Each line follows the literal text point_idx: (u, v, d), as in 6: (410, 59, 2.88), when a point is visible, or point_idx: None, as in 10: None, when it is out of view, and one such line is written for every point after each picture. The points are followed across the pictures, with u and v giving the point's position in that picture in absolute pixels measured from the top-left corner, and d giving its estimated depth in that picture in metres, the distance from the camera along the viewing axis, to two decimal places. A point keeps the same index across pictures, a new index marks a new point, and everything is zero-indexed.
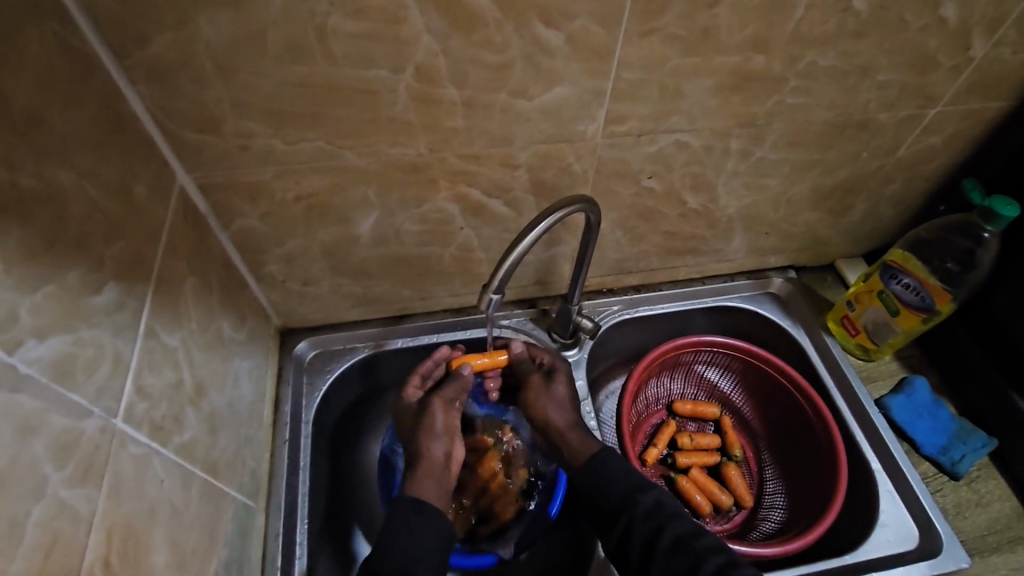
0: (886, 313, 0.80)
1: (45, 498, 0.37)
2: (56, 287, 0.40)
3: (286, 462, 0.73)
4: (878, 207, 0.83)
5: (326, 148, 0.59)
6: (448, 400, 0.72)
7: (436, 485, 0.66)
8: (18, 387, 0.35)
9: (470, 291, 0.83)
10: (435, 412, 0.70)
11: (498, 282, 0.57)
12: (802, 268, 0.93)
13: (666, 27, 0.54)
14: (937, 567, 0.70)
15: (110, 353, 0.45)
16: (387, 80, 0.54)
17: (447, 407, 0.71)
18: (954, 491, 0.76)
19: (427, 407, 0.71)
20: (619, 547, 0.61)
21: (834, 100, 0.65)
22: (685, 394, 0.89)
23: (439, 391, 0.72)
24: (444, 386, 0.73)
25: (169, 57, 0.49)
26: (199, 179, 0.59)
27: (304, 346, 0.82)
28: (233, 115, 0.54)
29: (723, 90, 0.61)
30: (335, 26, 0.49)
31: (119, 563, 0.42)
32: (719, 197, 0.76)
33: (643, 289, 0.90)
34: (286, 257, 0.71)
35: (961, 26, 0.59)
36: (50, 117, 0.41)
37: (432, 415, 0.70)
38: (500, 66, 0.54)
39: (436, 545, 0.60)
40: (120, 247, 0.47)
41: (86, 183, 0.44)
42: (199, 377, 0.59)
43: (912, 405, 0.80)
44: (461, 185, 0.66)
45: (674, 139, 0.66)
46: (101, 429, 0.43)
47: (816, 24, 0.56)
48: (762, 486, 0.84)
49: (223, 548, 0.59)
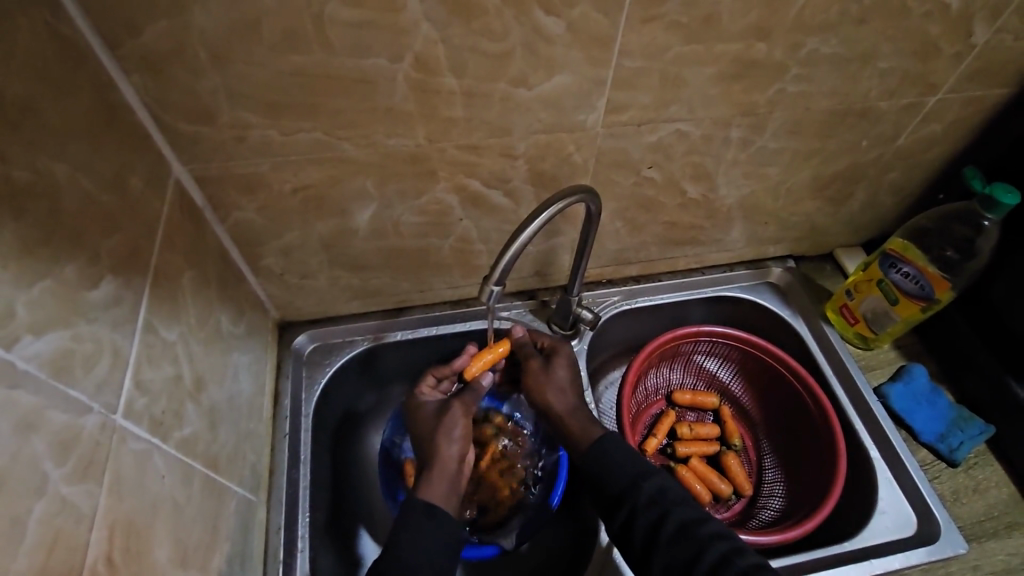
0: (886, 302, 0.81)
1: (46, 495, 0.36)
2: (52, 282, 0.39)
3: (286, 455, 0.73)
4: (878, 196, 0.83)
5: (322, 139, 0.58)
6: (468, 404, 0.71)
7: (448, 487, 0.65)
8: (16, 383, 0.35)
9: (469, 283, 0.82)
10: (456, 415, 0.70)
11: (499, 274, 0.56)
12: (801, 258, 0.93)
13: (668, 14, 0.53)
14: (935, 553, 0.70)
15: (108, 347, 0.44)
16: (385, 69, 0.53)
17: (467, 411, 0.71)
18: (952, 478, 0.76)
19: (449, 408, 0.70)
20: (623, 530, 0.61)
21: (834, 88, 0.65)
22: (684, 384, 0.89)
23: (461, 394, 0.72)
24: (466, 390, 0.72)
25: (162, 47, 0.48)
26: (194, 171, 0.58)
27: (304, 339, 0.81)
28: (229, 105, 0.53)
29: (725, 78, 0.61)
30: (332, 14, 0.48)
31: (122, 559, 0.42)
32: (720, 187, 0.75)
33: (643, 280, 0.89)
34: (284, 250, 0.70)
35: (964, 13, 0.59)
36: (42, 107, 0.40)
37: (453, 416, 0.69)
38: (499, 54, 0.54)
39: (449, 543, 0.60)
40: (117, 240, 0.47)
41: (80, 175, 0.43)
42: (198, 370, 0.58)
43: (911, 392, 0.80)
44: (460, 176, 0.65)
45: (674, 129, 0.65)
46: (101, 425, 0.42)
47: (818, 11, 0.56)
48: (762, 475, 0.84)
49: (225, 542, 0.59)
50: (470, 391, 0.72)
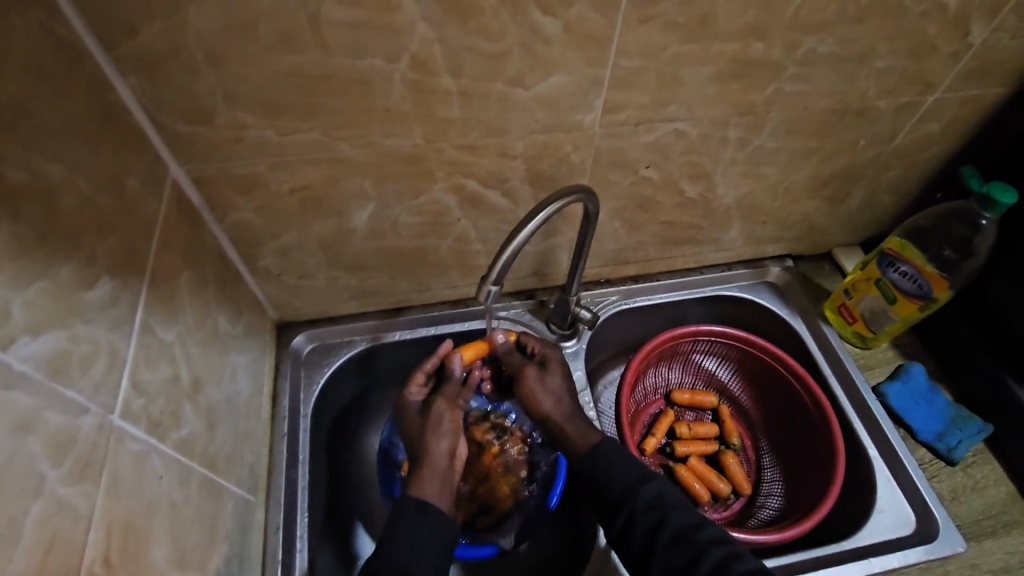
0: (884, 302, 0.81)
1: (44, 496, 0.36)
2: (49, 283, 0.39)
3: (285, 455, 0.73)
4: (876, 195, 0.83)
5: (320, 139, 0.58)
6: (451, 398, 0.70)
7: (440, 485, 0.65)
8: (13, 385, 0.35)
9: (468, 283, 0.82)
10: (441, 411, 0.69)
11: (496, 274, 0.56)
12: (799, 257, 0.93)
13: (664, 13, 0.53)
14: (933, 552, 0.70)
15: (106, 348, 0.44)
16: (381, 69, 0.53)
17: (451, 405, 0.70)
18: (950, 477, 0.76)
19: (433, 407, 0.69)
20: (621, 536, 0.61)
21: (832, 87, 0.65)
22: (683, 383, 0.89)
23: (442, 391, 0.70)
24: (444, 384, 0.71)
25: (158, 48, 0.48)
26: (192, 172, 0.59)
27: (302, 339, 0.81)
28: (226, 106, 0.53)
29: (723, 77, 0.61)
30: (328, 14, 0.48)
31: (119, 560, 0.42)
32: (717, 186, 0.75)
33: (641, 280, 0.89)
34: (282, 250, 0.70)
35: (961, 12, 0.59)
36: (37, 108, 0.40)
37: (439, 413, 0.68)
38: (496, 54, 0.54)
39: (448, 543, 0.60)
40: (114, 241, 0.47)
41: (76, 176, 0.43)
42: (196, 371, 0.58)
43: (909, 391, 0.80)
44: (458, 176, 0.65)
45: (672, 128, 0.65)
46: (98, 426, 0.42)
47: (815, 10, 0.56)
48: (761, 474, 0.85)
49: (223, 543, 0.59)
50: (450, 384, 0.71)
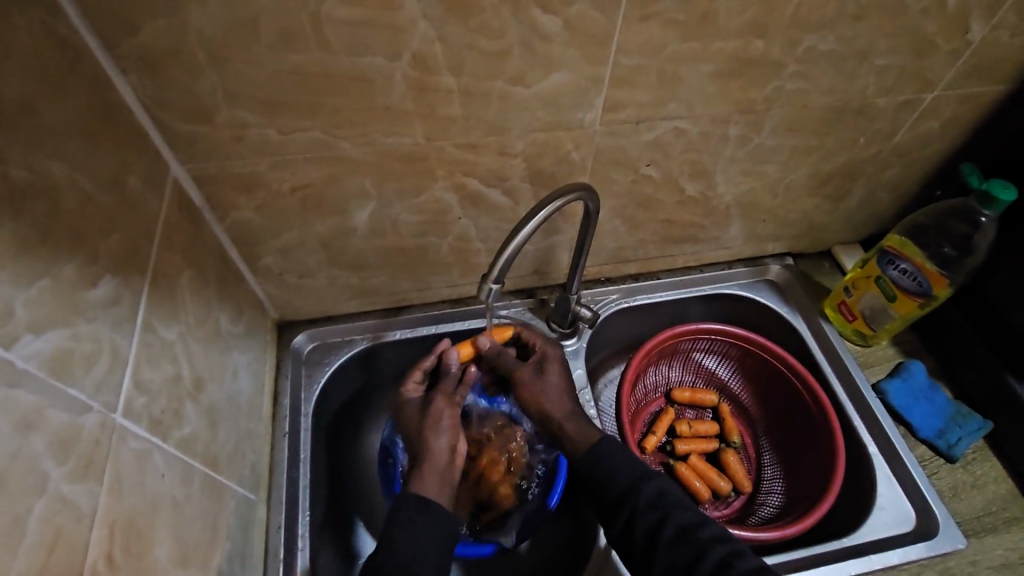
0: (883, 299, 0.81)
1: (47, 493, 0.36)
2: (51, 281, 0.39)
3: (286, 454, 0.73)
4: (876, 193, 0.83)
5: (320, 138, 0.58)
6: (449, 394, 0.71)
7: (440, 481, 0.65)
8: (16, 382, 0.35)
9: (468, 282, 0.82)
10: (440, 407, 0.69)
11: (497, 272, 0.56)
12: (799, 255, 0.93)
13: (665, 11, 0.54)
14: (934, 549, 0.70)
15: (108, 346, 0.44)
16: (382, 68, 0.53)
17: (450, 401, 0.71)
18: (951, 474, 0.77)
19: (431, 403, 0.70)
20: (623, 534, 0.61)
21: (832, 85, 0.65)
22: (683, 382, 0.90)
23: (439, 386, 0.72)
24: (443, 379, 0.72)
25: (160, 46, 0.48)
26: (193, 171, 0.59)
27: (303, 338, 0.81)
28: (227, 104, 0.53)
29: (723, 76, 0.61)
30: (329, 12, 0.48)
31: (122, 557, 0.42)
32: (718, 184, 0.75)
33: (641, 278, 0.89)
34: (282, 249, 0.70)
35: (960, 10, 0.59)
36: (39, 106, 0.40)
37: (438, 410, 0.69)
38: (497, 53, 0.54)
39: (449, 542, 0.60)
40: (116, 240, 0.47)
41: (78, 175, 0.43)
42: (198, 370, 0.58)
43: (909, 388, 0.80)
44: (458, 174, 0.65)
45: (672, 126, 0.65)
46: (100, 424, 0.42)
47: (816, 7, 0.56)
48: (761, 472, 0.85)
49: (225, 541, 0.59)
50: (448, 380, 0.72)
